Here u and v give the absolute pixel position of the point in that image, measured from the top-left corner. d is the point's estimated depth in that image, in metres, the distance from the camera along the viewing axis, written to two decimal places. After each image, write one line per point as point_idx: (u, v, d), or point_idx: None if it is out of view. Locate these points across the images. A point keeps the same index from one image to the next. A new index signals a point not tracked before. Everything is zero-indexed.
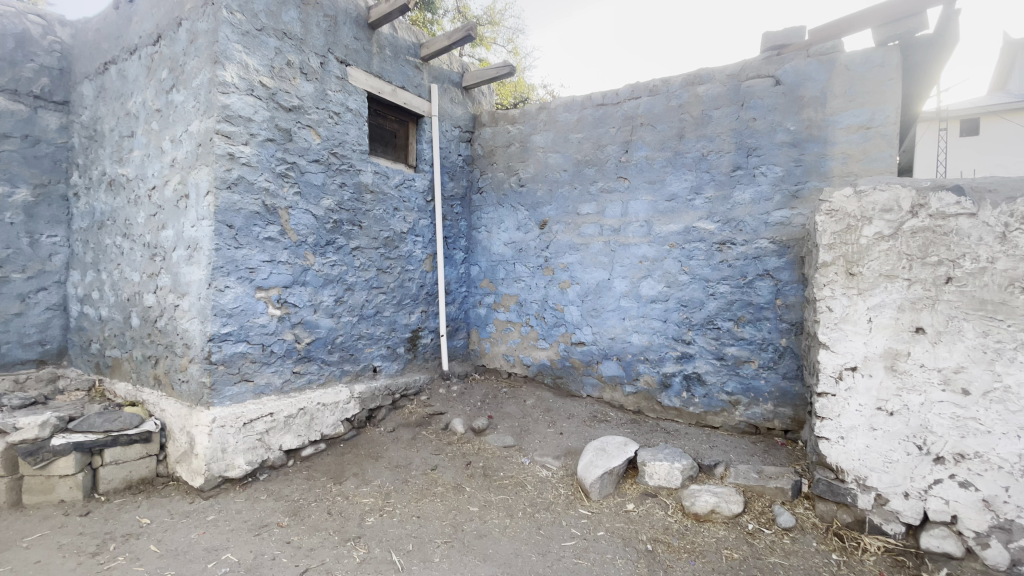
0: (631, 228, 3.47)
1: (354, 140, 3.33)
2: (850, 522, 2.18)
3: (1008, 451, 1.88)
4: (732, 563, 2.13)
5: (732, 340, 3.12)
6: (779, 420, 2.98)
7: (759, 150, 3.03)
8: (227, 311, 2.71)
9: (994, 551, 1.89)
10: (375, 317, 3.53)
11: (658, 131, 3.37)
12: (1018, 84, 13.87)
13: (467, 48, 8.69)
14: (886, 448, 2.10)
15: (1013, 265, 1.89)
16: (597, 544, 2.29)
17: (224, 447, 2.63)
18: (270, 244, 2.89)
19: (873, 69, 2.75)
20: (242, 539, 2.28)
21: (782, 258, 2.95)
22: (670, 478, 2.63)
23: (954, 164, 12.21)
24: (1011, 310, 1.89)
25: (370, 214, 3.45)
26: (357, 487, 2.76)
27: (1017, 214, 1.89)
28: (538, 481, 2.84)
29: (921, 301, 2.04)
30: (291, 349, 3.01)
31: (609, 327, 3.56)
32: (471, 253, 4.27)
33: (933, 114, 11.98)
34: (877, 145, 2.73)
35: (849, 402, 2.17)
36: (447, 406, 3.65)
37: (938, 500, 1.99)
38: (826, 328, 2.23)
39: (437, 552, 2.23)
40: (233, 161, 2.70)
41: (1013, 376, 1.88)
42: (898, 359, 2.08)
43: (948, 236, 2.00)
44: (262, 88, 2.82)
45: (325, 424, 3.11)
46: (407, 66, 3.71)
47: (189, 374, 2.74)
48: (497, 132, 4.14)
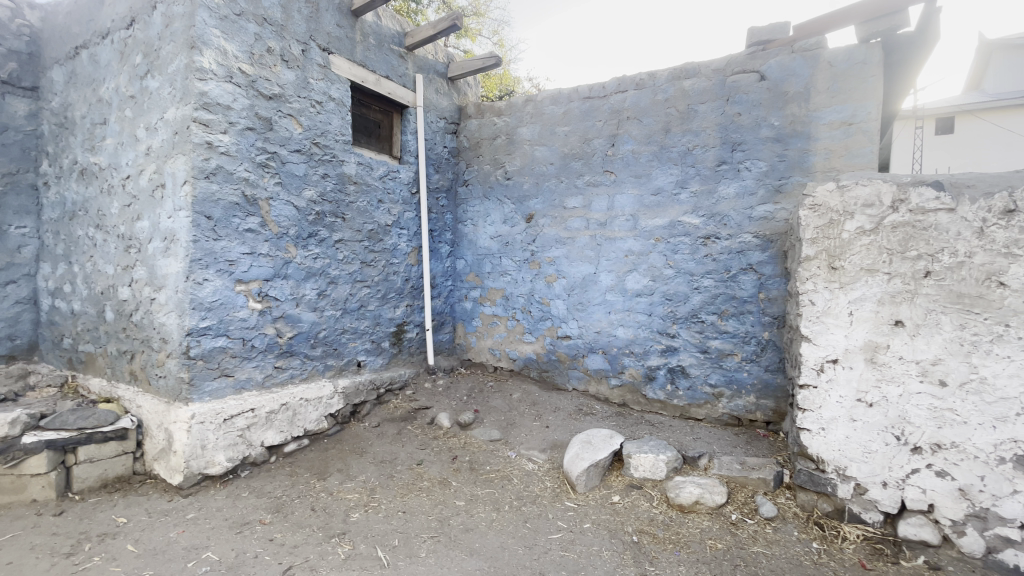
0: (616, 222, 3.47)
1: (336, 130, 3.26)
2: (830, 512, 2.22)
3: (984, 441, 1.92)
4: (716, 553, 2.15)
5: (716, 334, 3.14)
6: (761, 412, 3.02)
7: (744, 144, 3.05)
8: (206, 304, 2.64)
9: (969, 538, 1.94)
10: (359, 311, 3.48)
11: (644, 125, 3.37)
12: (992, 85, 14.20)
13: (452, 40, 8.61)
14: (866, 438, 2.13)
15: (990, 260, 1.93)
16: (584, 537, 2.29)
17: (203, 443, 2.58)
18: (250, 235, 2.82)
19: (856, 65, 2.77)
20: (223, 537, 2.24)
21: (765, 252, 2.98)
22: (655, 470, 2.64)
23: (930, 162, 12.50)
24: (988, 303, 1.92)
25: (353, 206, 3.39)
26: (341, 483, 2.73)
27: (994, 209, 1.93)
28: (525, 475, 2.83)
29: (901, 294, 2.07)
30: (273, 344, 2.95)
31: (595, 320, 3.56)
32: (457, 247, 4.24)
33: (909, 112, 12.25)
34: (859, 141, 2.76)
35: (830, 393, 2.20)
36: (433, 401, 3.62)
37: (916, 489, 2.04)
38: (809, 321, 2.26)
39: (423, 547, 2.21)
40: (212, 150, 2.63)
41: (989, 368, 1.91)
42: (878, 352, 2.11)
43: (927, 231, 2.04)
44: (241, 75, 2.74)
45: (308, 419, 3.06)
46: (391, 55, 3.65)
47: (167, 369, 2.67)
48: (483, 124, 4.10)
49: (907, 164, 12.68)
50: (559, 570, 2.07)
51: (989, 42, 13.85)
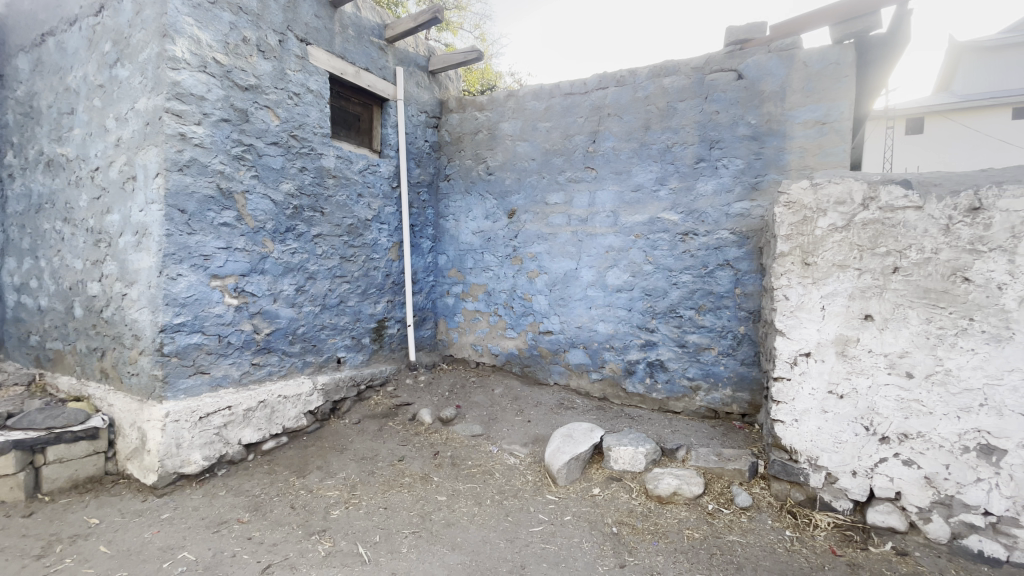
0: (597, 218, 3.50)
1: (315, 122, 3.21)
2: (803, 500, 2.29)
3: (949, 431, 1.99)
4: (693, 542, 2.20)
5: (693, 328, 3.20)
6: (737, 405, 3.09)
7: (722, 142, 3.10)
8: (180, 300, 2.58)
9: (935, 524, 2.02)
10: (338, 307, 3.44)
11: (625, 123, 3.39)
12: (961, 86, 14.64)
13: (434, 33, 8.51)
14: (836, 429, 2.20)
15: (955, 256, 2.00)
16: (564, 529, 2.32)
17: (178, 442, 2.52)
18: (226, 230, 2.76)
19: (830, 66, 2.84)
20: (200, 537, 2.20)
21: (741, 248, 3.04)
22: (634, 462, 2.69)
23: (900, 160, 12.87)
24: (953, 298, 2.00)
25: (332, 200, 3.35)
26: (321, 480, 2.70)
27: (960, 207, 2.00)
28: (506, 469, 2.85)
29: (871, 289, 2.14)
30: (249, 340, 2.90)
31: (576, 316, 3.59)
32: (439, 242, 4.22)
33: (881, 112, 12.59)
34: (832, 140, 2.83)
35: (803, 385, 2.27)
36: (414, 397, 3.61)
37: (884, 478, 2.11)
38: (783, 316, 2.32)
39: (405, 543, 2.21)
40: (185, 142, 2.56)
41: (954, 361, 1.99)
42: (849, 345, 2.17)
43: (895, 228, 2.10)
44: (216, 65, 2.68)
45: (287, 416, 3.02)
46: (370, 47, 3.60)
47: (140, 367, 2.61)
48: (464, 119, 4.07)
49: (879, 163, 13.03)
50: (541, 562, 2.09)
51: (960, 44, 14.25)
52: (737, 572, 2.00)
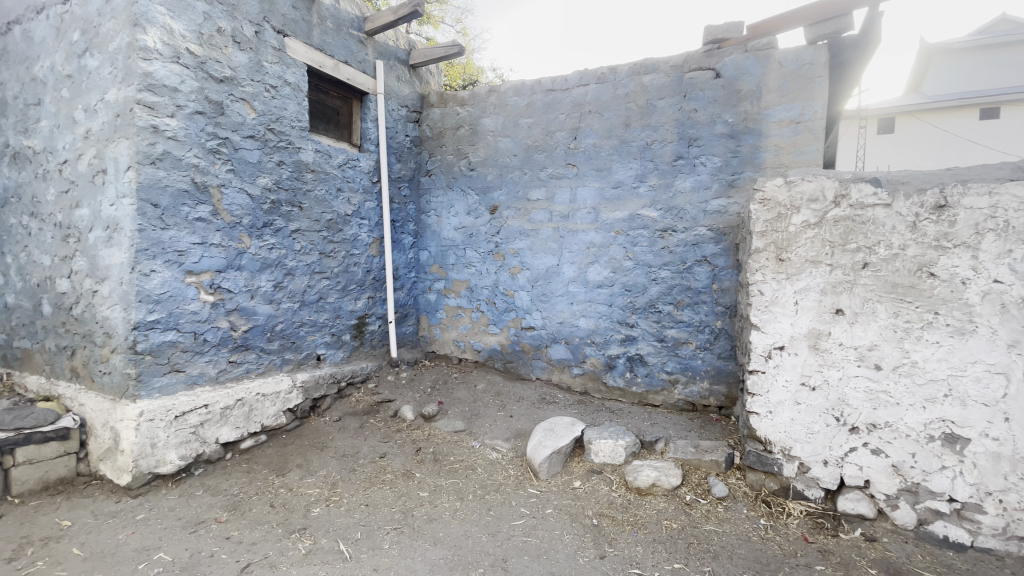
0: (579, 214, 3.52)
1: (293, 115, 3.15)
2: (777, 490, 2.36)
3: (915, 421, 2.07)
4: (671, 532, 2.24)
5: (672, 323, 3.26)
6: (714, 397, 3.16)
7: (700, 140, 3.14)
8: (154, 297, 2.53)
9: (903, 511, 2.11)
10: (318, 303, 3.41)
11: (606, 120, 3.42)
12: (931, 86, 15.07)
13: (415, 28, 8.44)
14: (809, 420, 2.27)
15: (922, 252, 2.07)
16: (546, 522, 2.35)
17: (153, 441, 2.47)
18: (201, 225, 2.71)
19: (804, 66, 2.90)
20: (176, 537, 2.16)
21: (718, 244, 3.10)
22: (614, 455, 2.73)
23: (872, 159, 13.24)
24: (919, 292, 2.07)
25: (310, 194, 3.30)
26: (301, 478, 2.68)
27: (926, 205, 2.07)
28: (488, 464, 2.86)
29: (842, 284, 2.20)
30: (226, 337, 2.85)
31: (558, 311, 3.62)
32: (420, 238, 4.20)
33: (854, 112, 12.93)
34: (806, 139, 2.89)
35: (777, 378, 2.33)
36: (396, 394, 3.60)
37: (853, 467, 2.19)
38: (758, 311, 2.37)
39: (387, 539, 2.21)
40: (158, 135, 2.50)
41: (920, 353, 2.06)
42: (821, 339, 2.24)
43: (865, 225, 2.17)
44: (189, 55, 2.61)
45: (265, 414, 2.98)
46: (349, 40, 3.55)
47: (112, 365, 2.55)
48: (445, 113, 4.05)
49: (852, 161, 13.38)
50: (522, 555, 2.12)
51: (932, 45, 14.62)
52: (714, 560, 2.05)
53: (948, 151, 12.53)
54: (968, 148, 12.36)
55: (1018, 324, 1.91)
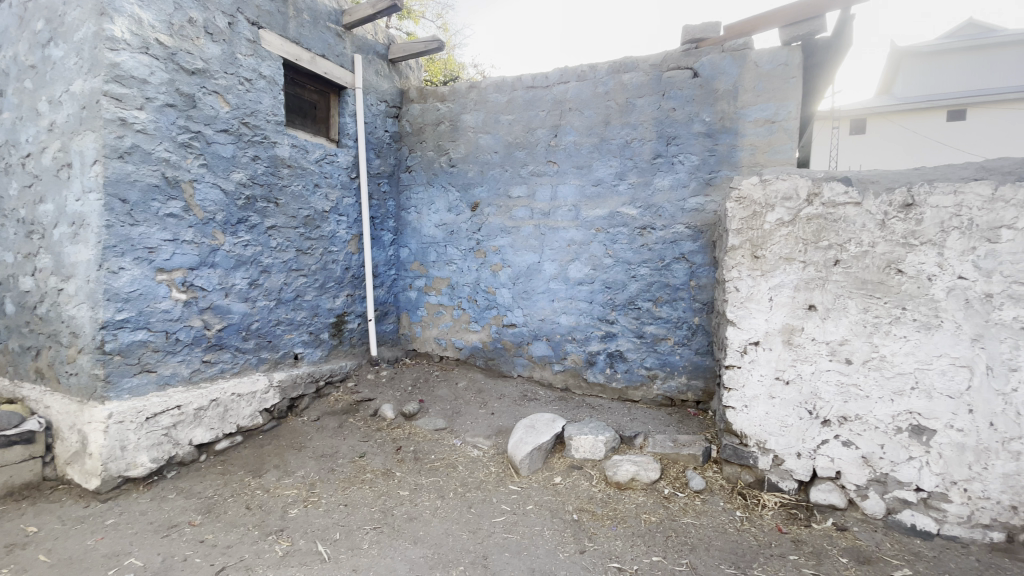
0: (559, 212, 3.53)
1: (268, 109, 3.09)
2: (752, 482, 2.41)
3: (884, 413, 2.14)
4: (650, 526, 2.27)
5: (651, 320, 3.29)
6: (692, 392, 3.21)
7: (678, 139, 3.18)
8: (123, 295, 2.45)
9: (872, 501, 2.18)
10: (295, 301, 3.35)
11: (585, 117, 3.43)
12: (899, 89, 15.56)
13: (396, 22, 8.33)
14: (783, 414, 2.32)
15: (890, 249, 2.13)
16: (526, 518, 2.36)
17: (123, 444, 2.39)
18: (172, 221, 2.63)
19: (779, 67, 2.95)
20: (148, 541, 2.11)
21: (696, 242, 3.15)
22: (594, 450, 2.76)
23: (845, 158, 13.59)
24: (887, 288, 2.13)
25: (286, 190, 3.24)
26: (278, 479, 2.63)
27: (894, 203, 2.13)
28: (469, 462, 2.86)
29: (814, 280, 2.26)
30: (200, 336, 2.78)
31: (539, 308, 3.62)
32: (400, 235, 4.16)
33: (826, 113, 13.24)
34: (781, 138, 2.95)
35: (752, 372, 2.38)
36: (375, 392, 3.57)
37: (825, 458, 2.25)
38: (733, 307, 2.42)
39: (366, 539, 2.19)
40: (126, 128, 2.41)
41: (888, 347, 2.13)
42: (794, 334, 2.29)
43: (837, 223, 2.22)
44: (159, 46, 2.53)
45: (241, 415, 2.91)
46: (327, 33, 3.49)
47: (79, 366, 2.46)
48: (425, 109, 4.00)
49: (825, 161, 13.71)
50: (503, 552, 2.12)
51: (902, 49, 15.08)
52: (691, 553, 2.08)
53: (914, 151, 12.94)
54: (933, 149, 12.79)
55: (981, 319, 1.99)
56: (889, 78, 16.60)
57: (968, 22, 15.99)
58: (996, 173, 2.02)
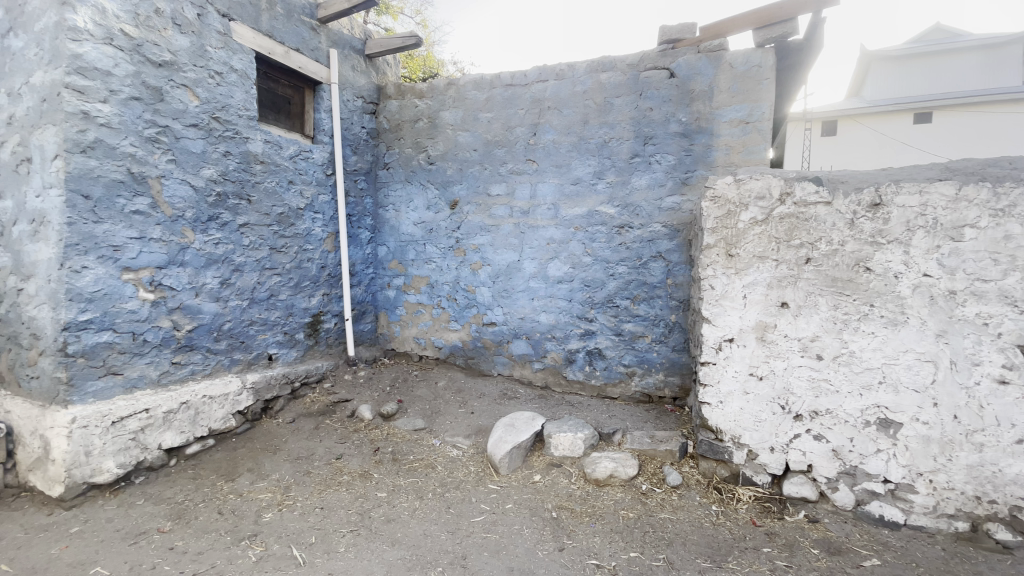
0: (538, 210, 3.53)
1: (240, 104, 3.01)
2: (727, 476, 2.46)
3: (853, 407, 2.20)
4: (628, 522, 2.29)
5: (629, 317, 3.32)
6: (669, 388, 3.25)
7: (655, 138, 3.21)
8: (87, 295, 2.35)
9: (842, 493, 2.23)
10: (269, 301, 3.28)
11: (564, 116, 3.44)
12: (869, 91, 16.05)
13: (374, 18, 8.21)
14: (757, 409, 2.37)
15: (859, 248, 2.19)
16: (506, 517, 2.35)
17: (88, 449, 2.30)
18: (139, 218, 2.54)
19: (753, 68, 3.00)
20: (114, 550, 2.03)
21: (673, 240, 3.19)
22: (574, 448, 2.77)
23: (817, 159, 13.98)
24: (856, 286, 2.19)
25: (259, 187, 3.16)
26: (252, 483, 2.57)
27: (863, 203, 2.18)
28: (448, 462, 2.84)
29: (787, 278, 2.30)
30: (169, 337, 2.70)
31: (519, 307, 3.62)
32: (378, 233, 4.11)
33: (798, 115, 13.58)
34: (754, 139, 3.00)
35: (727, 368, 2.42)
36: (353, 393, 3.52)
37: (798, 452, 2.30)
38: (709, 304, 2.45)
39: (343, 542, 2.15)
40: (89, 121, 2.32)
41: (857, 343, 2.19)
42: (767, 331, 2.34)
43: (808, 222, 2.27)
44: (124, 37, 2.44)
45: (213, 418, 2.83)
46: (301, 26, 3.41)
47: (40, 369, 2.36)
48: (404, 106, 3.96)
49: (798, 161, 14.06)
50: (482, 552, 2.11)
51: (872, 53, 15.54)
52: (668, 547, 2.11)
53: (883, 153, 13.35)
54: (901, 151, 13.21)
55: (945, 315, 2.06)
56: (859, 81, 17.10)
57: (934, 27, 16.51)
58: (960, 174, 2.08)
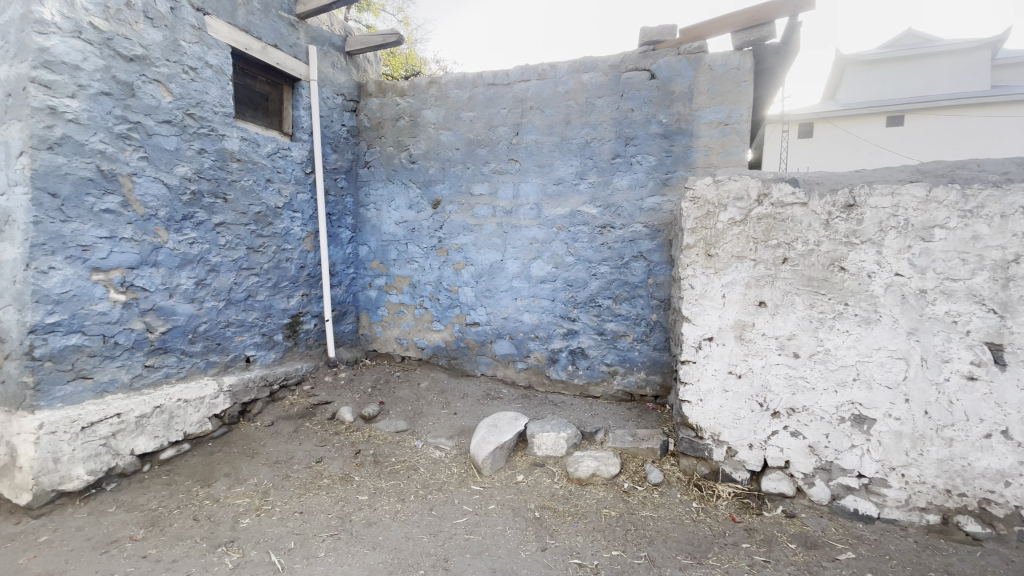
0: (521, 210, 3.53)
1: (215, 100, 2.94)
2: (707, 473, 2.49)
3: (829, 404, 2.25)
4: (610, 520, 2.30)
5: (611, 317, 3.34)
6: (651, 387, 3.28)
7: (636, 139, 3.24)
8: (55, 297, 2.27)
9: (818, 488, 2.28)
10: (246, 302, 3.21)
11: (546, 116, 3.44)
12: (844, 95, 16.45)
13: (355, 14, 8.13)
14: (736, 406, 2.40)
15: (834, 248, 2.23)
16: (488, 518, 2.34)
17: (56, 456, 2.22)
18: (109, 217, 2.46)
19: (731, 70, 3.04)
20: (85, 559, 1.96)
21: (653, 240, 3.22)
22: (556, 447, 2.77)
23: (795, 159, 14.29)
24: (831, 285, 2.23)
25: (236, 185, 3.09)
26: (229, 488, 2.51)
27: (838, 204, 2.23)
28: (431, 463, 2.82)
29: (764, 278, 2.34)
30: (141, 340, 2.62)
31: (502, 307, 3.61)
32: (359, 233, 4.06)
33: (776, 117, 13.86)
34: (733, 140, 3.04)
35: (706, 367, 2.44)
36: (333, 395, 3.47)
37: (775, 449, 2.34)
38: (689, 304, 2.48)
39: (322, 547, 2.11)
40: (56, 117, 2.23)
41: (832, 341, 2.23)
42: (745, 329, 2.37)
43: (785, 223, 2.31)
44: (93, 30, 2.35)
45: (188, 422, 2.76)
46: (279, 22, 3.35)
47: (5, 374, 2.27)
48: (384, 104, 3.92)
49: (776, 162, 14.36)
50: (464, 553, 2.09)
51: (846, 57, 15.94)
52: (650, 545, 2.12)
53: (858, 154, 13.69)
54: (875, 153, 13.56)
55: (916, 313, 2.11)
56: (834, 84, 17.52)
57: (906, 32, 16.98)
58: (929, 175, 2.14)
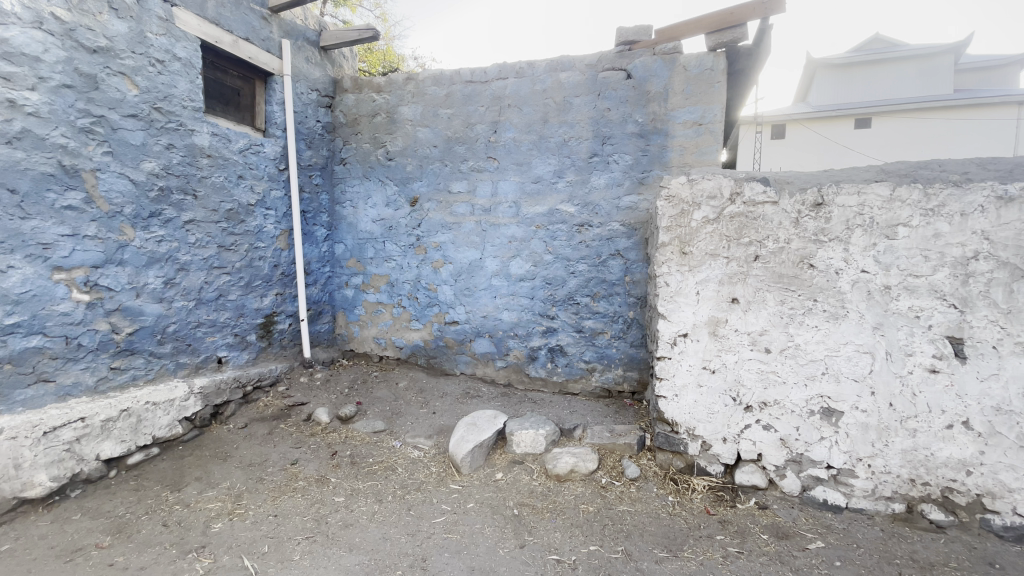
0: (500, 208, 3.53)
1: (183, 94, 2.85)
2: (683, 468, 2.53)
3: (799, 397, 2.31)
4: (588, 515, 2.32)
5: (589, 314, 3.37)
6: (628, 383, 3.32)
7: (613, 138, 3.27)
8: (13, 297, 2.18)
9: (789, 479, 2.34)
10: (217, 301, 3.13)
11: (524, 114, 3.44)
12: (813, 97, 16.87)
13: (331, 10, 8.01)
14: (710, 401, 2.45)
15: (803, 246, 2.29)
16: (467, 517, 2.33)
17: (17, 462, 2.12)
18: (71, 214, 2.37)
19: (705, 71, 3.09)
20: (49, 569, 1.89)
21: (630, 239, 3.25)
22: (535, 444, 2.78)
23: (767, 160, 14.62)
24: (801, 282, 2.29)
25: (206, 181, 3.01)
26: (200, 492, 2.45)
27: (807, 203, 2.28)
28: (410, 463, 2.80)
29: (737, 275, 2.39)
30: (107, 341, 2.54)
31: (481, 305, 3.60)
32: (334, 231, 4.00)
33: (748, 118, 14.15)
34: (707, 140, 3.09)
35: (681, 362, 2.49)
36: (309, 396, 3.41)
37: (748, 442, 2.40)
38: (664, 301, 2.52)
39: (298, 550, 2.08)
40: (15, 110, 2.14)
41: (802, 336, 2.29)
42: (719, 326, 2.42)
43: (757, 221, 2.36)
44: (55, 20, 2.26)
45: (157, 425, 2.67)
46: (250, 15, 3.27)
47: None
48: (360, 100, 3.86)
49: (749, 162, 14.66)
50: (444, 552, 2.09)
51: (816, 61, 16.37)
52: (626, 539, 2.15)
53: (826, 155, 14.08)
54: (842, 153, 13.97)
55: (881, 309, 2.18)
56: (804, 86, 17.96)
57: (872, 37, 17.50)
58: (893, 175, 2.21)
